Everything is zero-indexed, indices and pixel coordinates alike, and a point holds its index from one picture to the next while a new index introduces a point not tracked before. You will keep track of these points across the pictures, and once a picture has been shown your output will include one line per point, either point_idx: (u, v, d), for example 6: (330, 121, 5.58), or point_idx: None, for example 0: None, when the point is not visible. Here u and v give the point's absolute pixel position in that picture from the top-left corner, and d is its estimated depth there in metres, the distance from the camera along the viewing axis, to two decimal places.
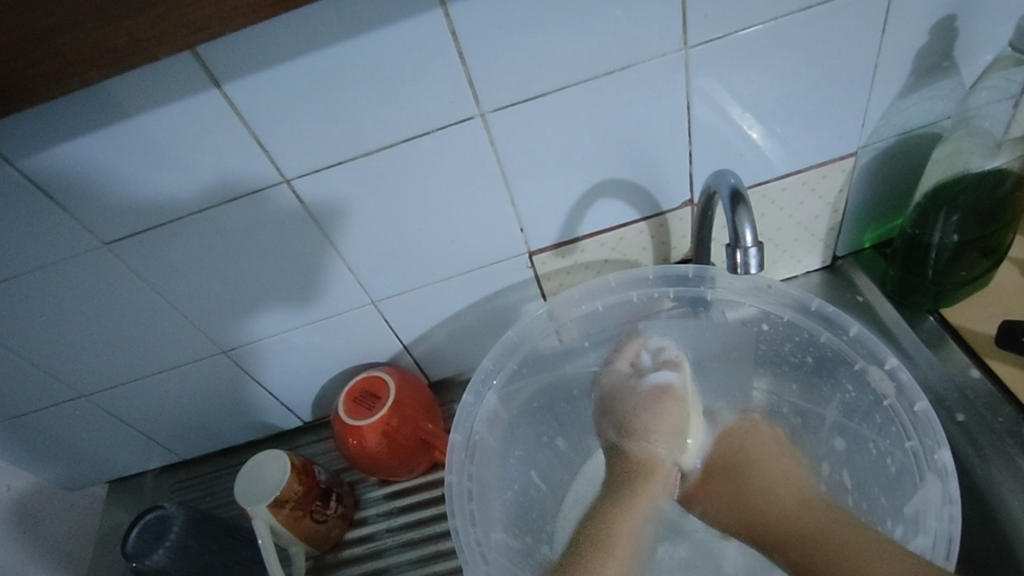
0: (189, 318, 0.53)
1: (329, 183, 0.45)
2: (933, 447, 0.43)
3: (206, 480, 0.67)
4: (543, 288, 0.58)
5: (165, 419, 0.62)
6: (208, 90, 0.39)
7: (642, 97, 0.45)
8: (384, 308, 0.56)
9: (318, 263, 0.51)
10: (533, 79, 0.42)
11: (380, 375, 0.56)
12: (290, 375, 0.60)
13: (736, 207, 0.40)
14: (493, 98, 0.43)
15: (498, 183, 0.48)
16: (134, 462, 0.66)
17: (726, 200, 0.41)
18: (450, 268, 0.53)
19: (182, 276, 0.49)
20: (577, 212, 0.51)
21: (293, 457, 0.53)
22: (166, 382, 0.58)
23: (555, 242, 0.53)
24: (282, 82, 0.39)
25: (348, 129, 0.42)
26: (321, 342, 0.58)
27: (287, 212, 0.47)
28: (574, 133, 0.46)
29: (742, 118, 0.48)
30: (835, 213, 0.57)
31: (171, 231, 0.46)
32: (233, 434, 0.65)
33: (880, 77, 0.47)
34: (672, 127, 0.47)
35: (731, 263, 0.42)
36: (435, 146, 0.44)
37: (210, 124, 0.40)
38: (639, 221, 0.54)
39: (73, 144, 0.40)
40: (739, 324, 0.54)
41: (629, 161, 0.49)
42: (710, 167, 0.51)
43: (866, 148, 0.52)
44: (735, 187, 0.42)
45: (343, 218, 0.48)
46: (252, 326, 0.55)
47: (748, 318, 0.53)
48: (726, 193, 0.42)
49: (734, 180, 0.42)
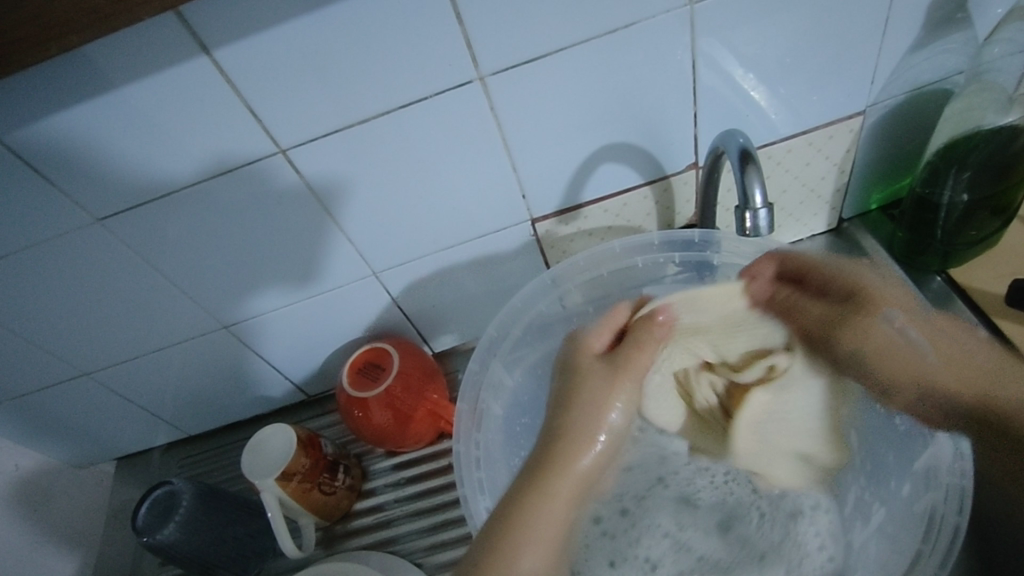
0: (189, 294, 0.52)
1: (325, 153, 0.44)
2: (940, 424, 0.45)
3: (212, 456, 0.67)
4: (547, 255, 0.57)
5: (169, 396, 0.62)
6: (197, 58, 0.37)
7: (646, 57, 0.43)
8: (386, 280, 0.55)
9: (318, 237, 0.50)
10: (535, 37, 0.41)
11: (384, 347, 0.56)
12: (292, 350, 0.60)
13: (745, 167, 0.39)
14: (491, 60, 0.41)
15: (498, 149, 0.47)
16: (142, 439, 0.66)
17: (735, 159, 0.40)
18: (453, 237, 0.52)
19: (179, 252, 0.48)
20: (580, 177, 0.50)
21: (299, 431, 0.53)
22: (168, 359, 0.58)
23: (558, 208, 0.52)
24: (276, 45, 0.38)
25: (346, 96, 0.41)
26: (322, 316, 0.57)
27: (285, 184, 0.46)
28: (575, 94, 0.44)
29: (746, 78, 0.47)
30: (842, 173, 0.56)
31: (166, 205, 0.45)
32: (238, 409, 0.65)
33: (890, 31, 0.46)
34: (677, 88, 0.46)
35: (742, 225, 0.41)
36: (434, 112, 0.43)
37: (202, 94, 0.39)
38: (642, 185, 0.53)
39: (61, 117, 0.39)
40: None
41: (633, 124, 0.48)
42: (715, 129, 0.50)
43: (874, 107, 0.51)
44: (744, 146, 0.40)
45: (341, 190, 0.47)
46: (254, 300, 0.54)
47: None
48: (734, 152, 0.40)
49: (742, 139, 0.41)
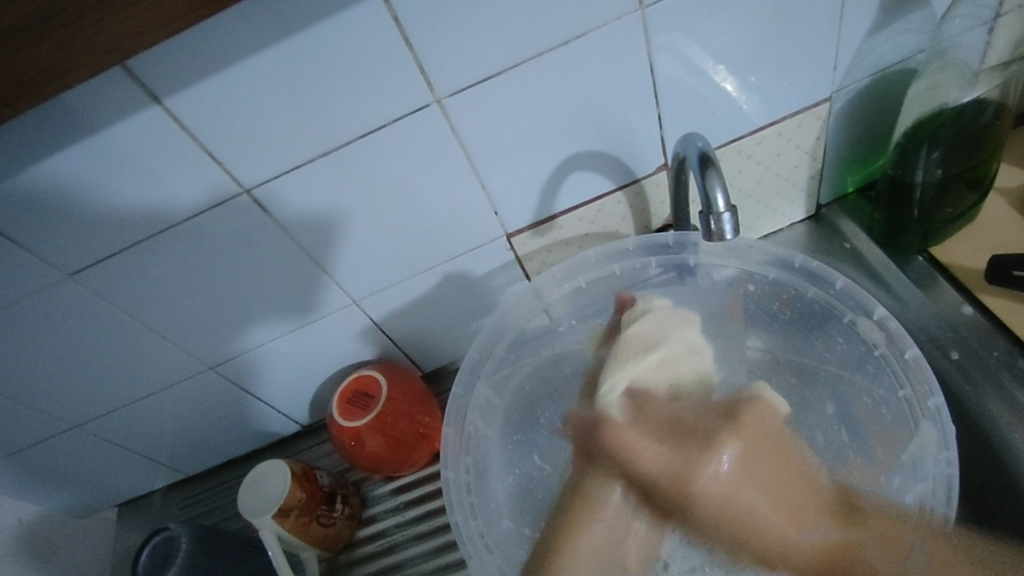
0: (170, 338, 0.52)
1: (290, 188, 0.44)
2: (925, 396, 0.43)
3: (212, 495, 0.67)
4: (526, 268, 0.56)
5: (164, 440, 0.62)
6: (150, 107, 0.37)
7: (603, 65, 0.43)
8: (368, 307, 0.55)
9: (294, 270, 0.50)
10: (490, 56, 0.41)
11: (371, 374, 0.55)
12: (281, 383, 0.60)
13: (706, 171, 0.40)
14: (447, 82, 0.41)
15: (465, 169, 0.46)
16: (141, 484, 0.66)
17: (696, 165, 0.41)
18: (429, 260, 0.52)
19: (153, 297, 0.48)
20: (549, 188, 0.50)
21: (292, 465, 0.53)
22: (158, 403, 0.57)
23: (532, 221, 0.52)
24: (227, 88, 0.38)
25: (307, 130, 0.41)
26: (309, 347, 0.57)
27: (253, 222, 0.45)
28: (536, 107, 0.44)
29: (714, 71, 0.46)
30: (815, 161, 0.56)
31: (136, 254, 0.45)
32: (234, 445, 0.65)
33: (847, 17, 0.46)
34: (639, 92, 0.46)
35: (706, 230, 0.42)
36: (395, 139, 0.43)
37: (160, 142, 0.39)
38: (615, 191, 0.52)
39: (23, 177, 0.39)
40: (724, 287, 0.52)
41: (600, 132, 0.47)
42: (681, 128, 0.50)
43: (840, 92, 0.51)
44: (703, 151, 0.41)
45: (308, 222, 0.47)
46: (236, 339, 0.54)
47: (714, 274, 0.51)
48: (694, 158, 0.41)
49: (702, 144, 0.41)
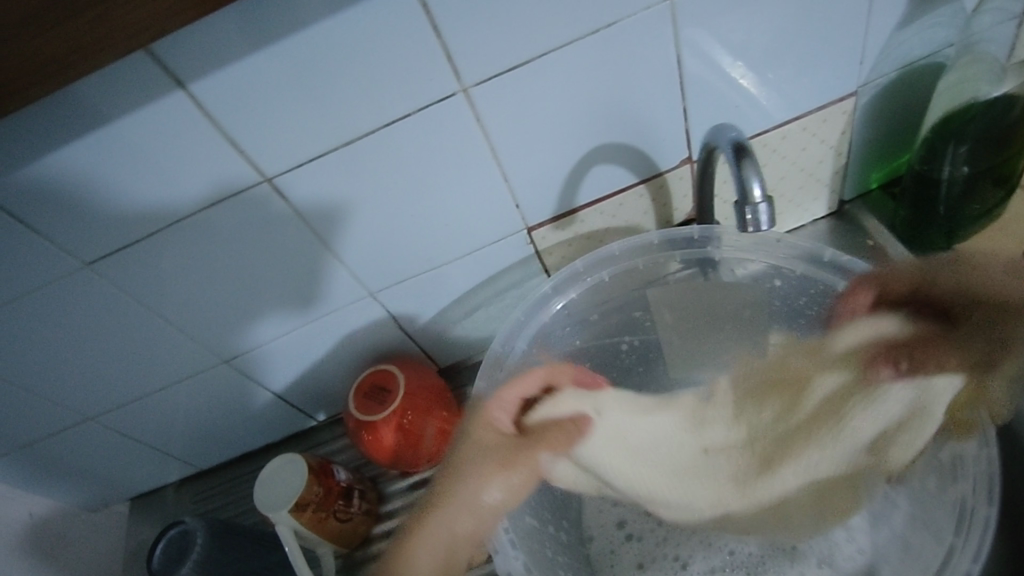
0: (186, 329, 0.51)
1: (313, 177, 0.43)
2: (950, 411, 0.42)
3: (225, 489, 0.66)
4: (545, 263, 0.55)
5: (177, 433, 0.61)
6: (174, 93, 0.37)
7: (631, 55, 0.43)
8: (385, 300, 0.54)
9: (314, 262, 0.49)
10: (517, 46, 0.40)
11: (388, 369, 0.54)
12: (296, 377, 0.59)
13: (741, 160, 0.39)
14: (474, 72, 0.41)
15: (488, 161, 0.46)
16: (153, 478, 0.66)
17: (730, 154, 0.40)
18: (448, 252, 0.52)
19: (168, 287, 0.48)
20: (572, 181, 0.49)
21: (309, 460, 0.53)
22: (171, 395, 0.57)
23: (553, 215, 0.51)
24: (251, 74, 0.37)
25: (330, 118, 0.40)
26: (326, 340, 0.57)
27: (273, 213, 0.45)
28: (560, 99, 0.44)
29: (743, 63, 0.46)
30: (839, 156, 0.55)
31: (154, 243, 0.44)
32: (248, 440, 0.65)
33: (877, 10, 0.45)
34: (664, 85, 0.45)
35: (740, 221, 0.40)
36: (419, 128, 0.43)
37: (182, 128, 0.39)
38: (638, 185, 0.51)
39: (41, 163, 0.38)
40: (749, 283, 0.52)
41: (625, 123, 0.47)
42: (707, 121, 0.49)
43: (866, 86, 0.50)
44: (737, 140, 0.40)
45: (330, 212, 0.46)
46: (252, 331, 0.53)
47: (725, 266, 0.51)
48: (728, 147, 0.40)
49: (734, 134, 0.41)
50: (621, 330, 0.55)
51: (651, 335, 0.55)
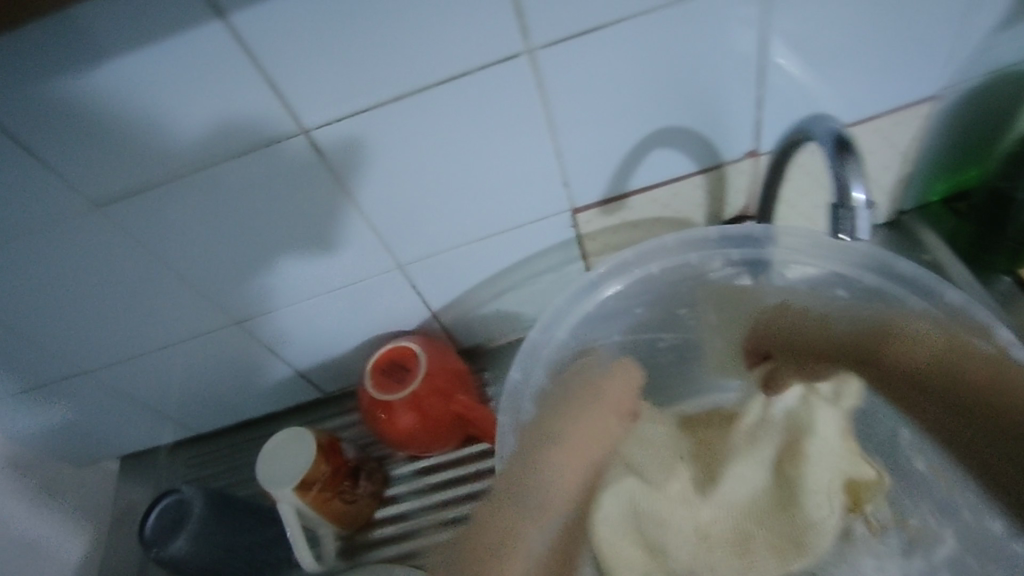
0: (197, 286, 0.48)
1: (352, 133, 0.40)
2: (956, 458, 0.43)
3: (222, 456, 0.63)
4: (585, 249, 0.52)
5: (176, 393, 0.58)
6: (212, 23, 0.33)
7: (714, 30, 0.39)
8: (413, 274, 0.51)
9: (342, 226, 0.46)
10: (594, 8, 0.36)
11: (408, 346, 0.51)
12: (309, 346, 0.56)
13: (842, 157, 0.35)
14: (543, 32, 0.37)
15: (543, 133, 0.42)
16: (148, 437, 0.62)
17: (829, 149, 0.36)
18: (486, 229, 0.48)
19: (183, 240, 0.44)
20: (628, 164, 0.46)
21: (318, 436, 0.49)
22: (175, 354, 0.53)
23: (602, 198, 0.48)
24: (299, 9, 0.33)
25: (379, 68, 0.36)
26: (344, 311, 0.53)
27: (305, 169, 0.41)
28: (630, 72, 0.40)
29: (829, 51, 0.42)
30: (906, 163, 0.52)
31: (173, 190, 0.41)
32: (250, 406, 0.61)
33: (982, 6, 0.41)
34: (743, 68, 0.41)
35: (834, 224, 0.37)
36: (475, 89, 0.39)
37: (217, 64, 0.35)
38: (695, 174, 0.48)
39: (56, 88, 0.34)
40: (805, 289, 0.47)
41: (694, 106, 0.43)
42: (780, 113, 0.45)
43: (950, 89, 0.46)
44: (838, 132, 0.36)
45: (367, 174, 0.42)
46: (267, 295, 0.50)
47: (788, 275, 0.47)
48: (827, 140, 0.36)
49: (836, 126, 0.36)
50: (659, 327, 0.51)
51: (690, 335, 0.52)
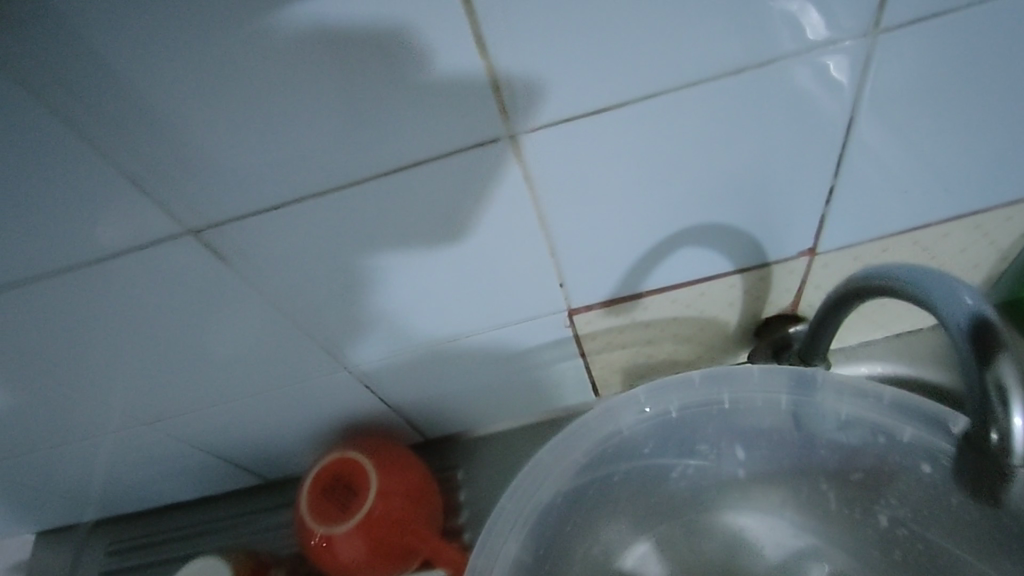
0: (86, 390, 0.38)
1: (264, 233, 0.29)
2: None
3: (147, 543, 0.54)
4: (583, 348, 0.41)
5: (88, 480, 0.49)
6: (27, 102, 0.22)
7: (778, 111, 0.27)
8: (365, 373, 0.41)
9: (265, 330, 0.35)
10: (609, 84, 0.25)
11: (356, 459, 0.42)
12: (242, 439, 0.46)
13: (997, 384, 0.23)
14: (533, 113, 0.25)
15: (530, 230, 0.31)
16: (63, 516, 0.54)
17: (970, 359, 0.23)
18: (455, 330, 0.38)
19: (55, 346, 0.34)
20: (643, 265, 0.35)
21: (241, 570, 0.41)
22: (76, 448, 0.44)
23: (607, 299, 0.37)
24: (163, 83, 0.22)
25: (295, 157, 0.25)
26: (281, 410, 0.43)
27: (203, 273, 0.30)
28: (655, 162, 0.29)
29: (935, 139, 0.30)
30: (1002, 260, 0.41)
31: (24, 298, 0.30)
32: (180, 489, 0.52)
33: None
34: (811, 158, 0.30)
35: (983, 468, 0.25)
36: (433, 181, 0.28)
37: (47, 154, 0.24)
38: (731, 274, 0.37)
39: None
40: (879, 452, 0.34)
41: (737, 202, 0.32)
42: (853, 210, 0.34)
43: None
44: (979, 324, 0.23)
45: (290, 277, 0.32)
46: (180, 396, 0.40)
47: (854, 431, 0.34)
48: (961, 343, 0.24)
49: (973, 306, 0.24)
50: (665, 473, 0.38)
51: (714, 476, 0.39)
